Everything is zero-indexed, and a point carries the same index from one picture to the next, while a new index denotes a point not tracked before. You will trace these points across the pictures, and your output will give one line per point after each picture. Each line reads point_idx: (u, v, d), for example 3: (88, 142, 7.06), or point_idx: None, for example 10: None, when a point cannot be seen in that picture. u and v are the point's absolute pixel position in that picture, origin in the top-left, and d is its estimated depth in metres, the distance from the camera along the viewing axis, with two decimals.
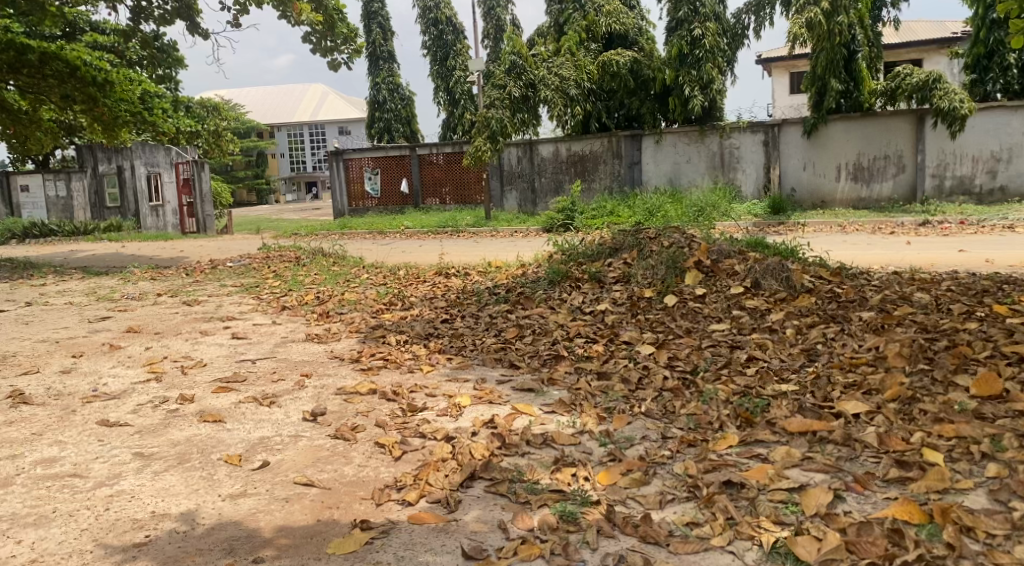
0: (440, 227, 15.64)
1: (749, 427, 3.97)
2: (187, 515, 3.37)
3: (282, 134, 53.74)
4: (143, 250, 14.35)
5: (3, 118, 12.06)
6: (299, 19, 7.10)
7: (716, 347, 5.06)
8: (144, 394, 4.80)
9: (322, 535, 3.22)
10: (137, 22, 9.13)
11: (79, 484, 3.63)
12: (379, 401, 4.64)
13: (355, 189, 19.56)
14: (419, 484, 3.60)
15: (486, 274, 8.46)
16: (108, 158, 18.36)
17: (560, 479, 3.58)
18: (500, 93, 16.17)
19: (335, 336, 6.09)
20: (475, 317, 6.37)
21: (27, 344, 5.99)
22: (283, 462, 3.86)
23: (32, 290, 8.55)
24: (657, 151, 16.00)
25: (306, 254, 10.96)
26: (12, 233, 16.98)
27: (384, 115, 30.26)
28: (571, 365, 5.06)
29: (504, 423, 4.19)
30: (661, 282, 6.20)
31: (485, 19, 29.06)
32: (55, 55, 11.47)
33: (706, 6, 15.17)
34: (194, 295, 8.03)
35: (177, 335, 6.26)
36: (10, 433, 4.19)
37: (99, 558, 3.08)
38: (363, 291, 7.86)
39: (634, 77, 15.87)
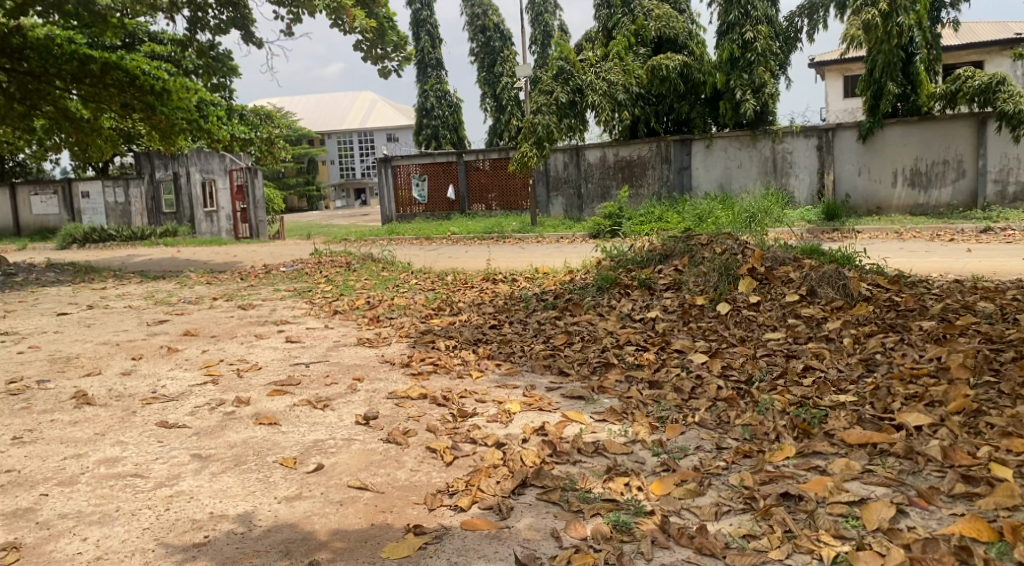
0: (487, 233, 15.69)
1: (806, 438, 3.90)
2: (244, 517, 3.43)
3: (332, 141, 54.53)
4: (197, 255, 14.65)
5: (67, 126, 12.50)
6: (352, 25, 7.23)
7: (771, 357, 4.97)
8: (201, 396, 4.90)
9: (376, 540, 3.24)
10: (193, 30, 9.39)
11: (140, 484, 3.72)
12: (430, 406, 4.67)
13: (403, 195, 19.72)
14: (471, 489, 3.61)
15: (534, 280, 8.46)
16: (163, 165, 18.87)
17: (613, 488, 3.55)
18: (546, 99, 16.11)
19: (385, 341, 6.15)
20: (523, 323, 6.37)
21: (89, 345, 6.17)
22: (337, 465, 3.90)
23: (93, 294, 8.81)
24: (708, 155, 15.80)
25: (357, 259, 11.07)
26: (73, 238, 17.77)
27: (431, 122, 30.54)
28: (622, 373, 5.03)
29: (555, 430, 4.18)
30: (714, 289, 6.11)
31: (533, 25, 29.15)
32: (115, 65, 11.87)
33: (758, 9, 15.03)
34: (249, 299, 8.17)
35: (232, 338, 6.38)
36: (74, 432, 4.31)
37: (160, 557, 3.15)
38: (412, 296, 7.92)
39: (684, 80, 15.97)
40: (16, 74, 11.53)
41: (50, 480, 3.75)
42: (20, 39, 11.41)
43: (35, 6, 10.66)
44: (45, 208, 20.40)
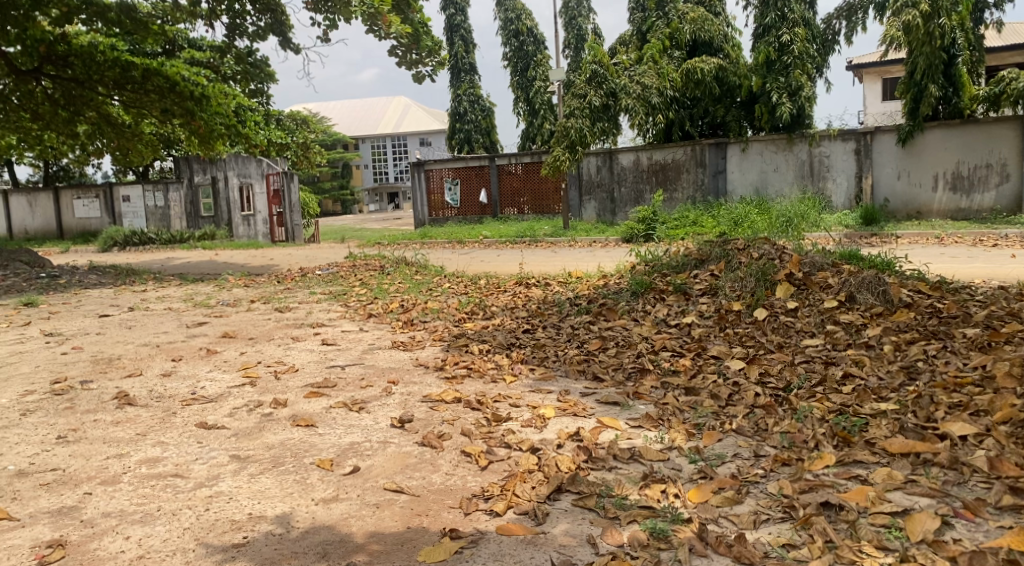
0: (518, 237, 15.69)
1: (846, 447, 3.84)
2: (283, 518, 3.46)
3: (366, 146, 55.03)
4: (235, 258, 14.86)
5: (109, 131, 12.77)
6: (388, 31, 7.42)
7: (810, 363, 4.90)
8: (240, 397, 4.96)
9: (412, 543, 3.25)
10: (232, 37, 9.59)
11: (181, 485, 3.77)
12: (464, 410, 4.67)
13: (435, 199, 19.83)
14: (507, 494, 3.60)
15: (567, 284, 8.44)
16: (203, 169, 19.08)
17: (649, 495, 3.53)
18: (579, 102, 16.10)
19: (420, 344, 6.17)
20: (557, 328, 6.36)
21: (131, 346, 6.28)
22: (373, 468, 3.92)
23: (135, 296, 8.98)
24: (743, 159, 15.64)
25: (390, 262, 11.14)
26: (114, 241, 18.11)
27: (463, 126, 30.69)
28: (657, 380, 4.99)
29: (590, 436, 4.16)
30: (751, 294, 6.05)
31: (566, 29, 29.17)
32: (156, 71, 12.01)
33: (795, 12, 14.89)
34: (285, 302, 8.26)
35: (269, 340, 6.46)
36: (117, 432, 4.39)
37: (201, 557, 3.19)
38: (445, 300, 7.94)
39: (719, 84, 15.91)
40: (60, 80, 11.79)
41: (94, 479, 3.82)
42: (65, 47, 11.73)
43: (80, 13, 10.94)
44: (87, 212, 20.74)
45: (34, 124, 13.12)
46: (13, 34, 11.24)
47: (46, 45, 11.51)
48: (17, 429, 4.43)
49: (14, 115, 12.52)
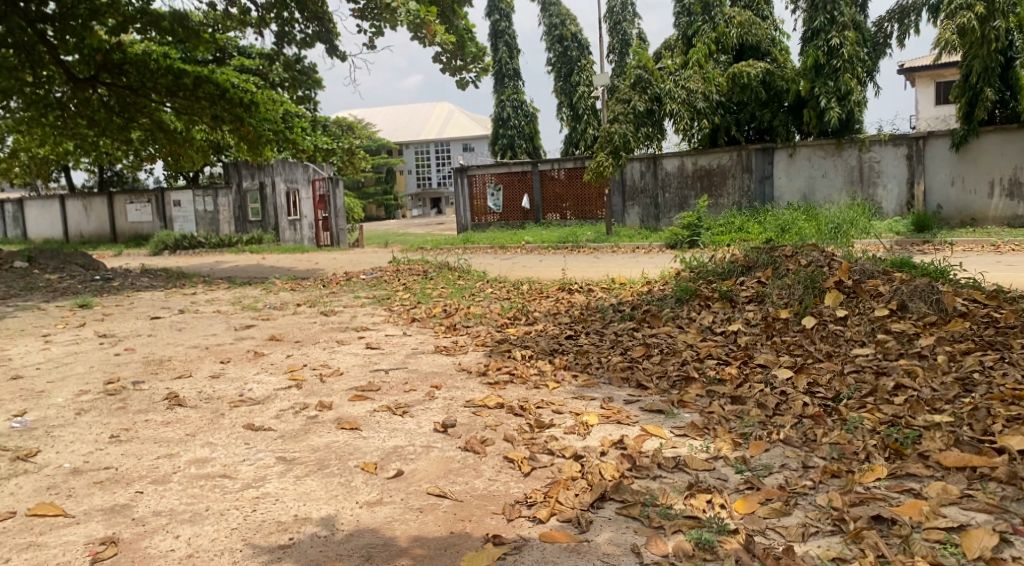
0: (560, 243, 15.66)
1: (899, 459, 3.75)
2: (327, 520, 3.49)
3: (410, 152, 55.58)
4: (281, 261, 15.07)
5: (162, 136, 13.03)
6: (433, 40, 8.59)
7: (860, 373, 4.80)
8: (286, 400, 5.02)
9: (456, 548, 3.25)
10: (281, 45, 9.98)
11: (228, 485, 3.83)
12: (507, 416, 4.67)
13: (478, 205, 19.88)
14: (550, 501, 3.59)
15: (610, 291, 8.40)
16: (252, 175, 19.37)
17: (695, 505, 3.48)
18: (624, 107, 16.04)
19: (462, 349, 6.19)
20: (600, 334, 6.32)
21: (181, 348, 6.41)
22: (417, 472, 3.94)
23: (184, 298, 9.15)
24: (791, 165, 15.41)
25: (434, 267, 11.20)
26: (165, 245, 18.40)
27: (507, 132, 30.76)
28: (702, 388, 4.93)
29: (634, 444, 4.13)
30: (799, 302, 5.94)
31: (611, 33, 29.09)
32: (207, 78, 12.21)
33: (844, 15, 14.59)
34: (330, 306, 8.37)
35: (315, 343, 6.54)
36: (167, 432, 4.47)
37: (248, 557, 3.24)
38: (488, 305, 7.95)
39: (766, 88, 15.65)
40: (116, 88, 12.03)
41: (145, 478, 3.90)
42: (120, 55, 11.98)
43: (134, 23, 11.22)
44: (139, 216, 21.19)
45: (91, 131, 13.50)
46: (71, 43, 11.62)
47: (102, 54, 11.75)
48: (72, 427, 4.54)
49: (71, 121, 12.95)
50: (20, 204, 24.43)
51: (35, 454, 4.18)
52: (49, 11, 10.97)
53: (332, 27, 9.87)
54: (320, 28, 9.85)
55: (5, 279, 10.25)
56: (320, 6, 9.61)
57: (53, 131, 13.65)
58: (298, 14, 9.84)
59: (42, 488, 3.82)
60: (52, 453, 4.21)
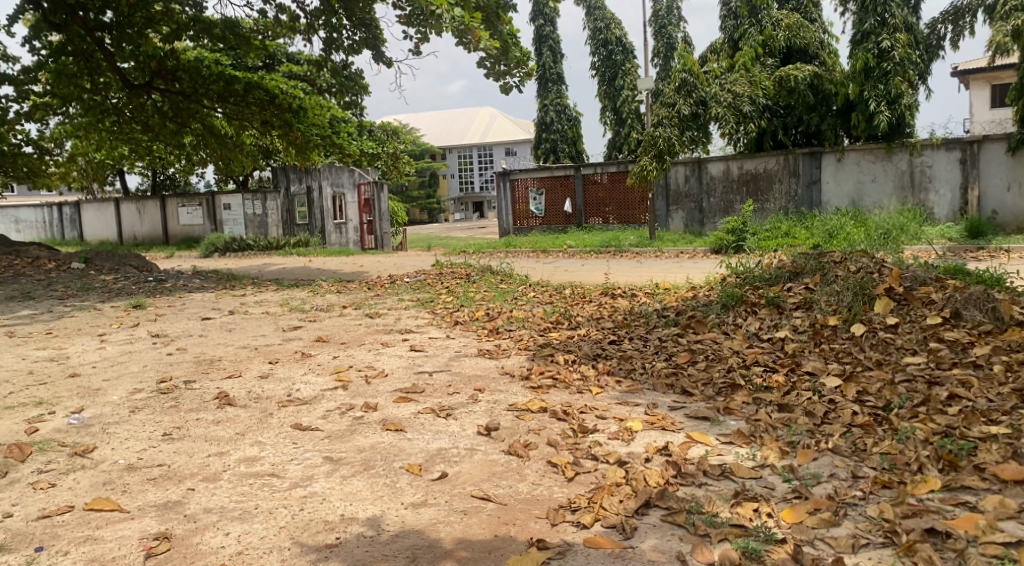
0: (603, 247, 15.60)
1: (953, 471, 3.66)
2: (373, 521, 3.53)
3: (453, 156, 55.89)
4: (327, 264, 15.23)
5: (213, 141, 13.27)
6: (478, 45, 8.70)
7: (912, 383, 4.69)
8: (332, 401, 5.08)
9: (500, 551, 3.27)
10: (329, 52, 10.18)
11: (277, 484, 3.89)
12: (551, 420, 4.66)
13: (520, 208, 19.90)
14: (594, 507, 3.58)
15: (654, 296, 8.36)
16: (299, 178, 19.72)
17: (741, 513, 3.45)
18: (668, 111, 16.09)
19: (505, 353, 6.20)
20: (643, 340, 6.27)
21: (231, 348, 6.54)
22: (461, 474, 3.96)
23: (234, 300, 9.32)
24: (839, 169, 15.13)
25: (476, 270, 11.25)
26: (215, 247, 18.83)
27: (550, 136, 30.73)
28: (749, 396, 4.87)
29: (679, 451, 4.10)
30: (848, 309, 5.83)
31: (656, 37, 28.97)
32: (257, 85, 12.43)
33: (896, 17, 14.50)
34: (375, 308, 8.45)
35: (360, 345, 6.61)
36: (217, 431, 4.56)
37: (296, 555, 3.29)
38: (530, 309, 7.96)
39: (814, 92, 15.40)
40: (169, 94, 12.26)
41: (196, 475, 3.99)
42: (174, 62, 12.18)
43: (188, 30, 11.55)
44: (191, 219, 21.65)
45: (144, 136, 13.84)
46: (128, 51, 11.83)
47: (157, 61, 11.96)
48: (126, 425, 4.67)
49: (127, 126, 13.33)
50: (78, 206, 25.09)
51: (92, 450, 4.30)
52: (106, 19, 11.34)
53: (379, 34, 10.02)
54: (367, 35, 9.98)
55: (63, 279, 10.57)
56: (367, 11, 9.76)
57: (109, 136, 14.03)
58: (346, 21, 9.99)
59: (98, 484, 3.92)
60: (108, 449, 4.33)
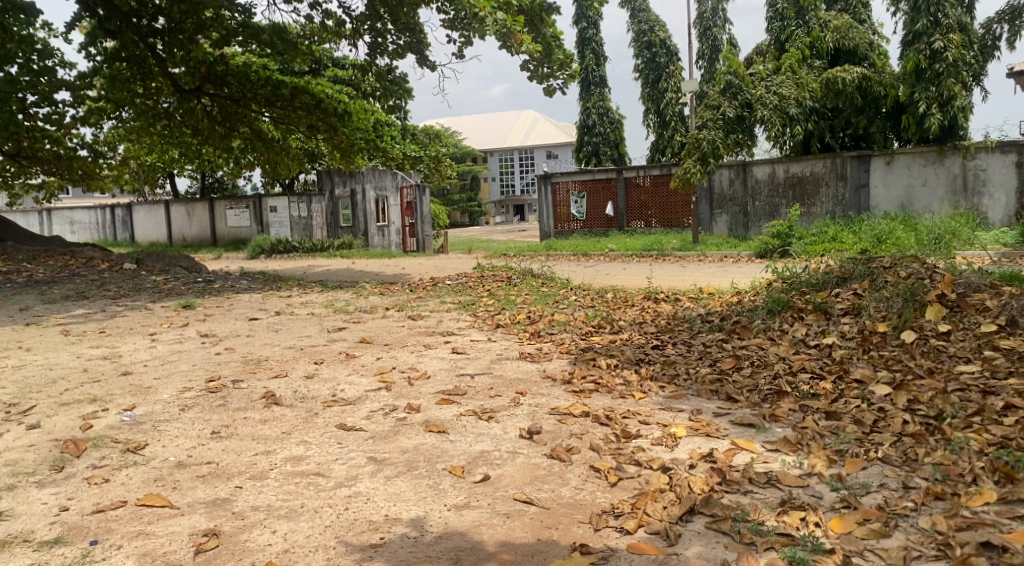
0: (645, 251, 15.51)
1: (1010, 483, 3.56)
2: (417, 521, 3.55)
3: (494, 159, 56.16)
4: (370, 266, 15.47)
5: (260, 145, 13.50)
6: (519, 49, 8.70)
7: (965, 392, 4.57)
8: (376, 401, 5.13)
9: (543, 555, 3.27)
10: (374, 56, 10.31)
11: (322, 483, 3.94)
12: (593, 425, 4.65)
13: (561, 211, 19.85)
14: (638, 513, 3.55)
15: (698, 300, 8.30)
16: (343, 182, 20.02)
17: (788, 522, 3.39)
18: (713, 113, 15.78)
19: (547, 356, 6.19)
20: (688, 345, 6.22)
21: (277, 349, 6.64)
22: (504, 477, 3.97)
23: (281, 301, 9.49)
24: (888, 172, 14.80)
25: (517, 273, 11.25)
26: (262, 249, 19.04)
27: (592, 139, 30.66)
28: (796, 403, 4.81)
29: (724, 458, 4.05)
30: (898, 315, 5.71)
31: (701, 39, 28.77)
32: (304, 89, 12.54)
33: (950, 17, 14.17)
34: (417, 310, 8.51)
35: (403, 347, 6.65)
36: (264, 430, 4.64)
37: (342, 554, 3.32)
38: (572, 312, 7.95)
39: (862, 94, 15.31)
40: (218, 98, 12.48)
41: (244, 473, 4.05)
42: (224, 67, 12.39)
43: (237, 36, 11.79)
44: (239, 221, 22.04)
45: (194, 140, 14.13)
46: (179, 56, 12.12)
47: (207, 66, 12.20)
48: (176, 422, 4.76)
49: (178, 130, 13.62)
50: (130, 208, 25.67)
51: (143, 447, 4.40)
52: (160, 25, 11.63)
53: (423, 38, 10.11)
54: (411, 39, 10.09)
55: (115, 279, 10.84)
56: (412, 16, 9.87)
57: (161, 140, 14.34)
58: (391, 26, 10.11)
59: (150, 480, 4.01)
60: (158, 446, 4.42)
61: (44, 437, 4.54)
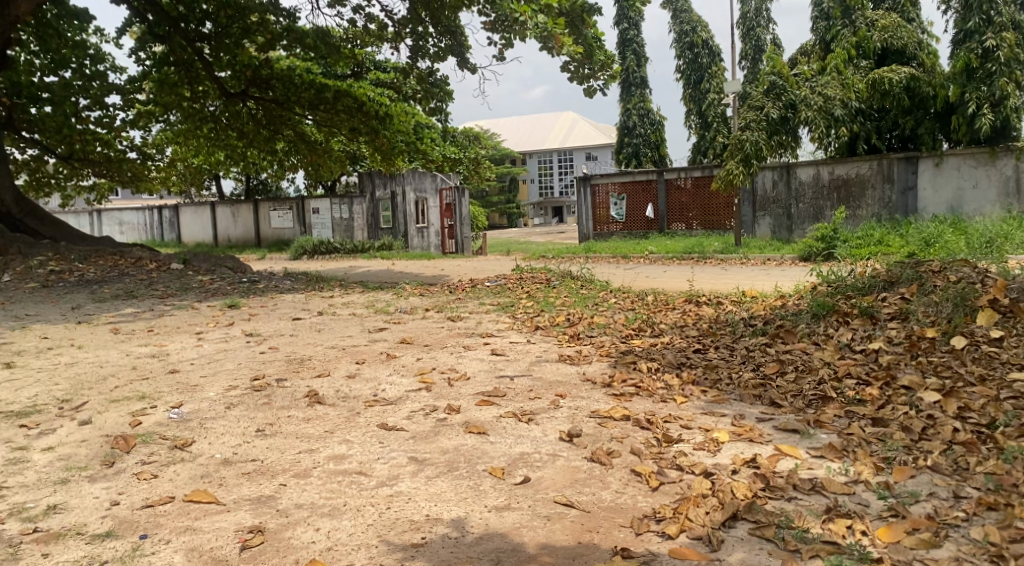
0: (686, 254, 15.40)
1: None
2: (458, 522, 3.57)
3: (534, 161, 56.20)
4: (410, 266, 15.88)
5: (304, 147, 13.67)
6: (560, 51, 8.74)
7: (1019, 400, 4.45)
8: (417, 402, 5.16)
9: (584, 559, 3.26)
10: (415, 59, 10.38)
11: (364, 483, 3.97)
12: (634, 429, 4.62)
13: (601, 213, 19.78)
14: (679, 517, 3.52)
15: (741, 304, 8.20)
16: (384, 184, 20.21)
17: (834, 530, 3.34)
18: (756, 115, 15.66)
19: (587, 359, 6.17)
20: (730, 349, 6.14)
21: (320, 348, 6.72)
22: (544, 479, 3.96)
23: (323, 301, 9.62)
24: (937, 174, 14.50)
25: (556, 275, 11.27)
26: (304, 249, 19.31)
27: (633, 140, 30.44)
28: (841, 408, 4.72)
29: (768, 464, 3.99)
30: (948, 321, 5.59)
31: (744, 40, 28.44)
32: (346, 93, 12.65)
33: (1002, 15, 13.94)
34: (457, 311, 8.54)
35: (443, 348, 6.69)
36: (308, 429, 4.70)
37: (384, 554, 3.34)
38: (612, 315, 7.90)
39: (910, 95, 14.91)
40: (263, 101, 12.71)
41: (288, 471, 4.11)
42: (268, 71, 12.62)
43: (281, 40, 11.85)
44: (282, 222, 22.37)
45: (239, 143, 14.34)
46: (225, 61, 12.37)
47: (252, 70, 12.48)
48: (222, 420, 4.84)
49: (223, 134, 13.82)
50: (176, 209, 26.22)
51: (190, 444, 4.48)
52: (206, 30, 11.93)
53: (464, 40, 10.12)
54: (452, 42, 10.11)
55: (163, 279, 11.04)
56: (452, 19, 9.89)
57: (207, 143, 14.55)
58: (433, 29, 10.18)
59: (197, 476, 4.08)
60: (205, 443, 4.50)
61: (95, 433, 4.65)
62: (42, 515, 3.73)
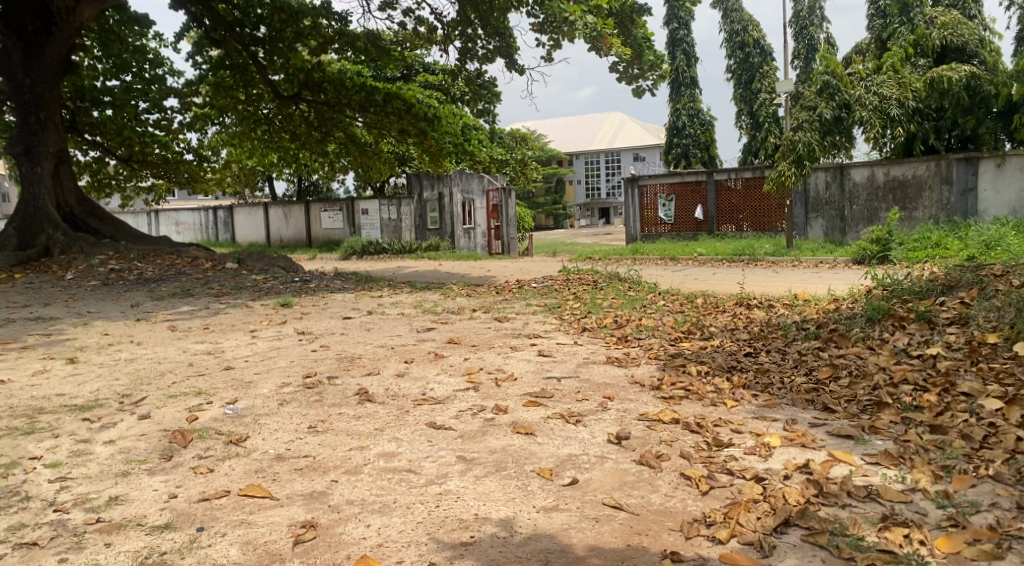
0: (736, 256, 15.16)
1: None
2: (506, 522, 3.58)
3: (581, 162, 56.03)
4: (458, 266, 16.10)
5: (354, 149, 13.84)
6: (609, 52, 8.77)
7: None
8: (465, 401, 5.19)
9: (633, 561, 3.25)
10: (465, 60, 10.47)
11: (414, 480, 4.01)
12: (683, 432, 4.58)
13: (649, 215, 19.61)
14: (730, 522, 3.48)
15: (793, 307, 8.04)
16: (432, 185, 20.30)
17: (890, 538, 3.28)
18: (809, 115, 15.32)
19: (635, 361, 6.13)
20: (782, 353, 6.04)
21: (370, 347, 6.80)
22: (592, 481, 3.95)
23: (373, 300, 9.73)
24: (999, 176, 14.08)
25: (603, 277, 11.21)
26: (353, 250, 19.55)
27: (682, 140, 30.16)
28: (897, 415, 4.63)
29: (821, 470, 3.92)
30: (1011, 326, 5.43)
31: (797, 39, 28.03)
32: (395, 95, 12.74)
33: None
34: (504, 312, 8.58)
35: (490, 348, 6.72)
36: (358, 426, 4.75)
37: (433, 552, 3.37)
38: (660, 318, 7.84)
39: (970, 94, 14.63)
40: (315, 104, 12.93)
41: (339, 468, 4.17)
42: (320, 73, 12.66)
43: (333, 43, 12.02)
44: (332, 224, 22.70)
45: (292, 145, 14.60)
46: (279, 64, 12.60)
47: (304, 73, 12.57)
48: (275, 417, 4.93)
49: (277, 135, 14.09)
50: (231, 210, 26.77)
51: (244, 439, 4.57)
52: (261, 34, 12.21)
53: (512, 42, 10.15)
54: (501, 43, 10.19)
55: (218, 279, 11.22)
56: (502, 21, 9.92)
57: (261, 145, 14.79)
58: (481, 31, 10.24)
59: (251, 471, 4.17)
60: (259, 439, 4.59)
61: (154, 427, 4.78)
62: (104, 506, 3.84)
